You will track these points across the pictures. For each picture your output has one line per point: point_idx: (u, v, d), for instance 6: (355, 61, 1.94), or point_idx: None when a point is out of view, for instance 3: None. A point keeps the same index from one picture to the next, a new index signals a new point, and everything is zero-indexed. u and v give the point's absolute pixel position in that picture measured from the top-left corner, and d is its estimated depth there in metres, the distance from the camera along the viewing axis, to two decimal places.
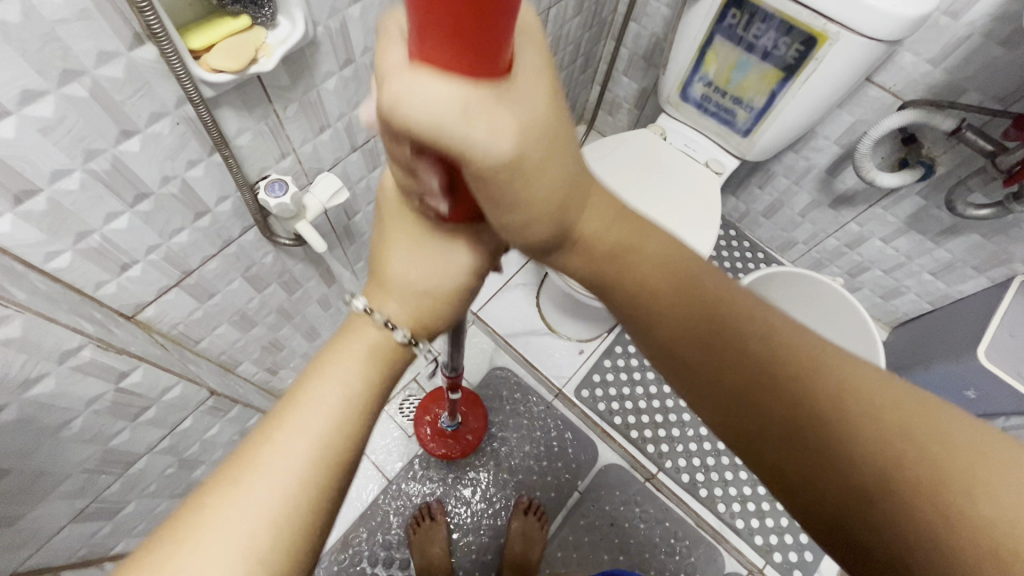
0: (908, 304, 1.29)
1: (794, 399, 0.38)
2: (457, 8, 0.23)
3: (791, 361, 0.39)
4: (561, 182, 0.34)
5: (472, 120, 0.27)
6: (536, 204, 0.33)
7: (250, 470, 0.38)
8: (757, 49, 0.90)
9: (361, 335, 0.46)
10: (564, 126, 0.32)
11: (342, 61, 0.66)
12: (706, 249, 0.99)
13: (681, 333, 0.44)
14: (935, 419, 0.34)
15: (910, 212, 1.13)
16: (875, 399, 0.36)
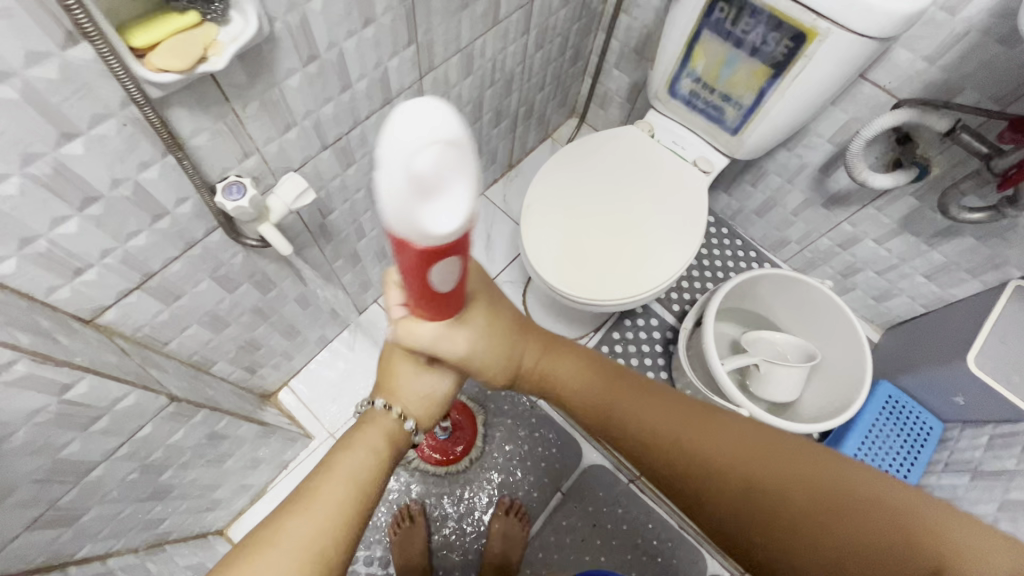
0: (901, 306, 1.27)
1: (742, 487, 0.52)
2: (421, 292, 0.40)
3: (742, 465, 0.53)
4: (499, 353, 0.59)
5: (444, 340, 0.53)
6: (486, 363, 0.58)
7: (301, 509, 0.54)
8: (745, 45, 0.87)
9: (376, 425, 0.62)
10: (500, 312, 0.59)
11: (305, 57, 0.64)
12: (692, 252, 0.97)
13: (669, 465, 0.56)
14: (838, 466, 0.50)
15: (904, 213, 1.10)
16: (770, 471, 0.51)
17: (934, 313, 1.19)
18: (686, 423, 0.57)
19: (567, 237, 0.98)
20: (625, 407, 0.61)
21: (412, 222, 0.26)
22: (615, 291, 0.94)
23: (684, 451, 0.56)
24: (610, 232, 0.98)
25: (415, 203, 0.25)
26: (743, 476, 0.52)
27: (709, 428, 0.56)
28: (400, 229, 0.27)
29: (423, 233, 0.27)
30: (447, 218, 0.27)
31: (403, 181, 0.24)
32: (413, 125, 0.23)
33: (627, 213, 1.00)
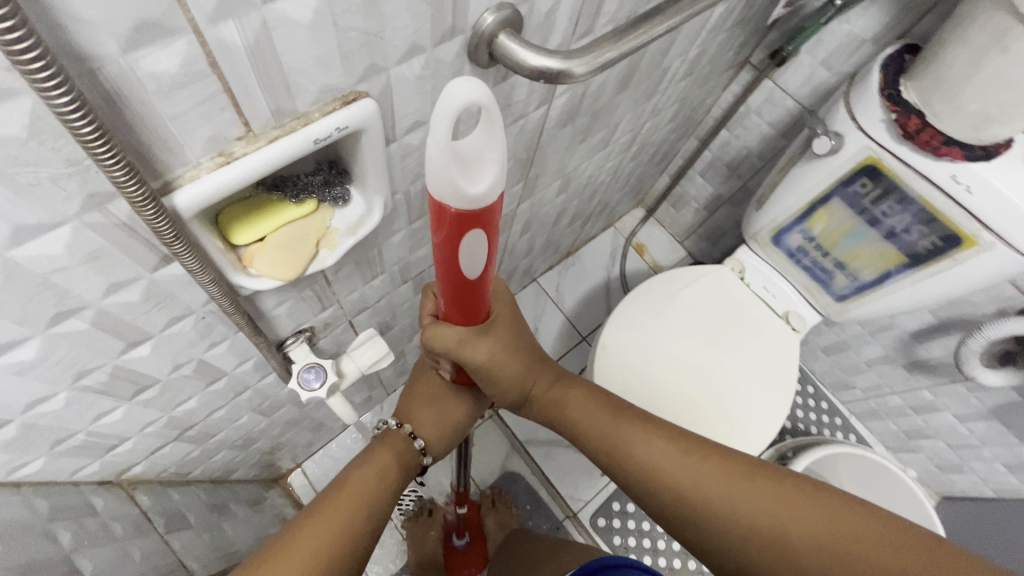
0: (967, 483, 1.18)
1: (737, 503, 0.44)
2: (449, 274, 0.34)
3: (741, 483, 0.45)
4: (520, 372, 0.51)
5: (465, 343, 0.44)
6: (502, 380, 0.50)
7: (318, 519, 0.45)
8: (881, 226, 0.78)
9: (389, 444, 0.56)
10: (520, 322, 0.51)
11: (415, 216, 0.54)
12: (776, 425, 0.88)
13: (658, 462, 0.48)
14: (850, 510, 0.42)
15: (999, 403, 1.00)
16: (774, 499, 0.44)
17: (1008, 504, 1.10)
18: (690, 454, 0.48)
19: (640, 388, 0.89)
20: (619, 427, 0.52)
21: (448, 182, 0.24)
22: None
23: (675, 465, 0.48)
24: (684, 391, 0.89)
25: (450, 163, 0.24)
26: (752, 503, 0.44)
27: (716, 457, 0.48)
28: (435, 189, 0.25)
29: (455, 195, 0.25)
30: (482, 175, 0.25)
31: (442, 147, 0.23)
32: (457, 86, 0.21)
33: (704, 364, 0.91)
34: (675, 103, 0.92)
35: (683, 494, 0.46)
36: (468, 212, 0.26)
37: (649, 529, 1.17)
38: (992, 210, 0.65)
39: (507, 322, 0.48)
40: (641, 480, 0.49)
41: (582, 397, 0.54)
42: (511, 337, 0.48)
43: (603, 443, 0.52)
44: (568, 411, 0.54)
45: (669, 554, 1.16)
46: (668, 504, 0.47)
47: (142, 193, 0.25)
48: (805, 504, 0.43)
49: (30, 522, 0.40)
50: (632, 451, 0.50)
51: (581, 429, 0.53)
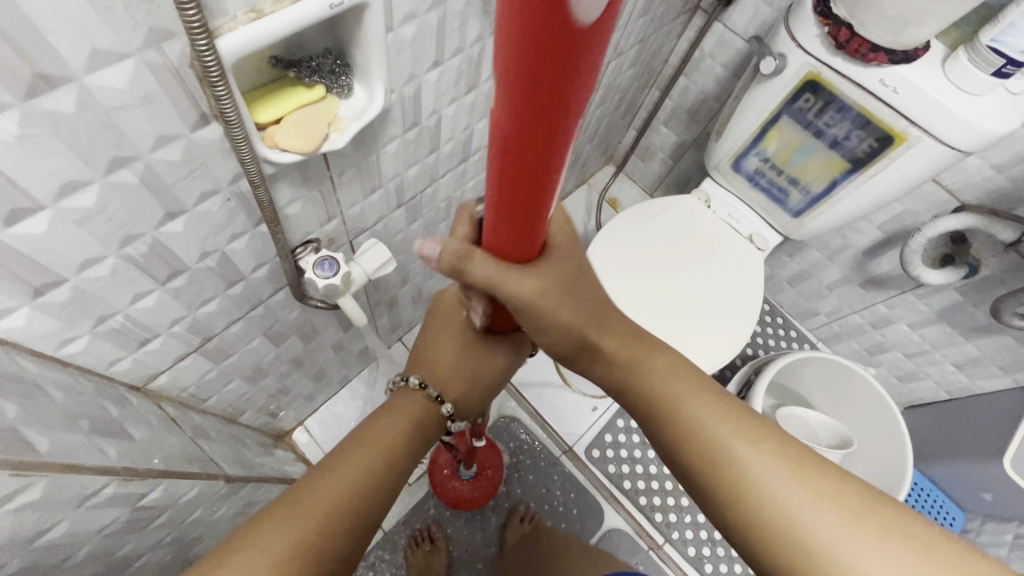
0: (925, 390, 1.28)
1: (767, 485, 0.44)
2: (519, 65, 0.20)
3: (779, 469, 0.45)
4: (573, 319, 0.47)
5: (510, 276, 0.40)
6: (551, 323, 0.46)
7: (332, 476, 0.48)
8: (826, 137, 0.87)
9: (406, 406, 0.57)
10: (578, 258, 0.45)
11: (408, 124, 0.60)
12: (747, 332, 0.96)
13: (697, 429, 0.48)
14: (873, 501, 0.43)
15: (945, 305, 1.11)
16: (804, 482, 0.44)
17: (961, 402, 1.21)
18: (730, 422, 0.48)
19: (621, 306, 0.95)
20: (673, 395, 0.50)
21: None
22: None
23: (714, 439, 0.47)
24: (661, 306, 0.96)
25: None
26: (786, 484, 0.44)
27: (780, 448, 0.46)
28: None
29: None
30: None
31: None
32: None
33: (682, 291, 0.98)
34: (635, 45, 0.99)
35: (710, 458, 0.46)
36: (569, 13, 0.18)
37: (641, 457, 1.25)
38: (917, 105, 0.74)
39: (559, 268, 0.44)
40: (690, 451, 0.47)
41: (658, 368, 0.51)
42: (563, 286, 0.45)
43: (647, 389, 0.51)
44: (627, 363, 0.51)
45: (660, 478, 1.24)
46: (700, 463, 0.47)
47: (199, 22, 0.31)
48: (839, 493, 0.43)
49: (82, 391, 0.44)
50: (675, 405, 0.49)
51: (635, 376, 0.51)
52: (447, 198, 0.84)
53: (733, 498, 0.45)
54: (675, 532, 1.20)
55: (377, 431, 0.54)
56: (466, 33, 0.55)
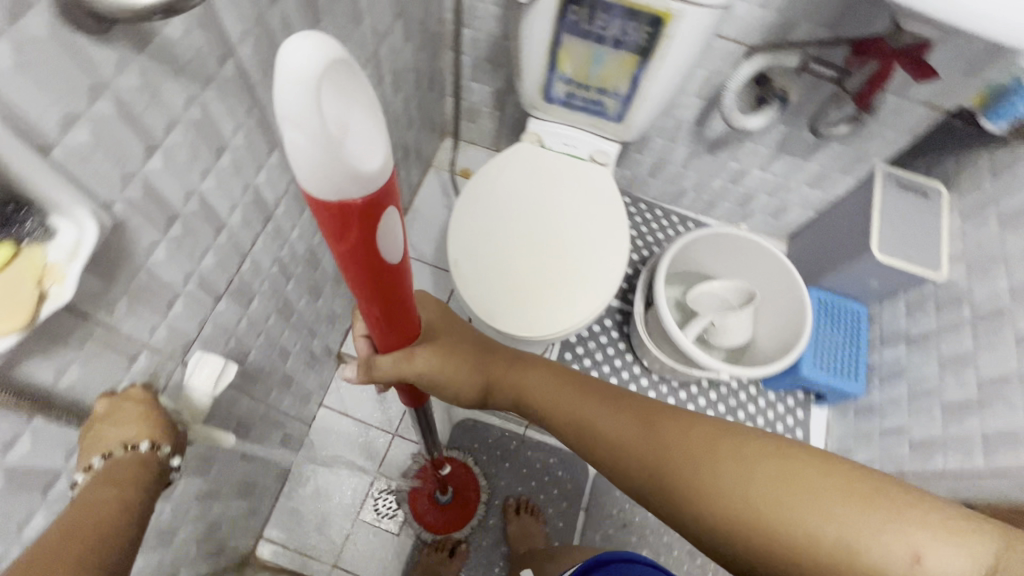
0: (796, 216, 1.39)
1: (705, 482, 0.47)
2: None
3: (707, 442, 0.49)
4: (461, 374, 0.59)
5: None
6: (454, 374, 0.59)
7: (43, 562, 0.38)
8: (607, 39, 0.87)
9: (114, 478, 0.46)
10: (447, 322, 0.61)
11: (164, 222, 0.52)
12: (625, 247, 0.98)
13: (622, 425, 0.54)
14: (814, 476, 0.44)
15: (778, 139, 1.19)
16: (749, 488, 0.44)
17: (826, 213, 1.32)
18: (676, 424, 0.52)
19: (504, 277, 0.93)
20: (592, 413, 0.57)
21: (336, 178, 0.25)
22: (571, 322, 0.91)
23: (639, 445, 0.52)
24: (533, 257, 0.95)
25: (349, 156, 0.25)
26: (741, 470, 0.46)
27: (707, 430, 0.50)
28: (330, 186, 0.26)
29: (353, 179, 0.26)
30: (369, 163, 0.27)
31: (314, 122, 0.23)
32: (295, 53, 0.23)
33: (553, 237, 0.97)
34: (397, 20, 0.93)
35: (707, 496, 0.46)
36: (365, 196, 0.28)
37: None
38: None
39: (436, 336, 0.59)
40: (619, 463, 0.53)
41: (541, 375, 0.62)
42: (448, 346, 0.59)
43: (574, 418, 0.58)
44: (517, 386, 0.62)
45: None
46: (675, 489, 0.48)
47: None
48: (777, 461, 0.45)
49: None
50: (647, 453, 0.51)
51: (550, 407, 0.60)
52: (275, 261, 0.76)
53: (681, 496, 0.48)
54: None
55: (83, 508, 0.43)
56: (167, 103, 0.47)
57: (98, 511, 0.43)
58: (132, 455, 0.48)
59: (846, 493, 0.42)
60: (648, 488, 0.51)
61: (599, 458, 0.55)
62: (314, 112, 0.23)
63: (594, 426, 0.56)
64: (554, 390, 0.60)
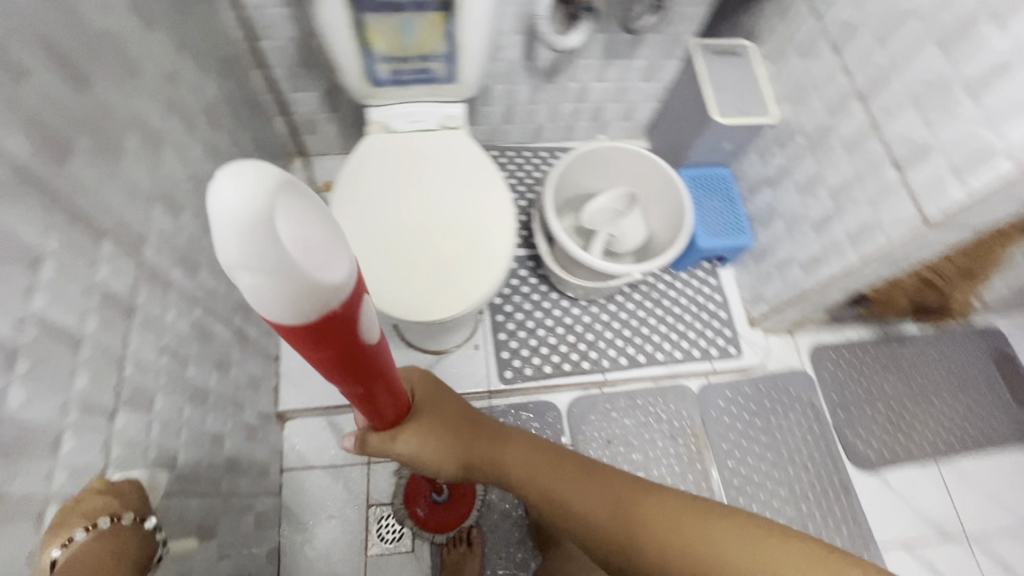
0: (645, 112, 1.48)
1: (657, 535, 0.57)
2: None
3: (661, 504, 0.59)
4: (447, 446, 0.67)
5: None
6: (442, 446, 0.66)
7: None
8: (407, 6, 0.86)
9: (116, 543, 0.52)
10: (436, 391, 0.69)
11: (7, 362, 0.45)
12: (508, 197, 0.99)
13: (586, 490, 0.64)
14: (751, 531, 0.53)
15: (601, 48, 1.24)
16: (698, 540, 0.54)
17: (667, 99, 1.42)
18: (635, 491, 0.62)
19: (406, 269, 0.91)
20: (563, 483, 0.66)
21: (299, 301, 0.27)
22: (486, 286, 0.92)
23: (602, 510, 0.62)
24: (425, 242, 0.94)
25: (308, 274, 0.27)
26: (690, 527, 0.56)
27: (663, 495, 0.60)
28: (289, 307, 0.28)
29: (314, 293, 0.28)
30: (328, 276, 0.28)
31: (268, 254, 0.25)
32: (230, 193, 0.24)
33: (437, 214, 0.96)
34: (183, 56, 0.85)
35: (663, 551, 0.56)
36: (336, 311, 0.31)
37: (540, 340, 1.30)
38: None
39: (427, 413, 0.66)
40: (585, 528, 0.63)
41: (519, 449, 0.70)
42: (435, 422, 0.66)
43: (545, 488, 0.67)
44: (497, 460, 0.70)
45: (564, 339, 1.32)
46: (632, 544, 0.58)
47: None
48: (722, 520, 0.55)
49: None
50: (608, 515, 0.61)
51: (523, 479, 0.69)
52: (162, 350, 0.70)
53: (638, 542, 0.57)
54: (606, 362, 1.31)
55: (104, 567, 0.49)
56: None
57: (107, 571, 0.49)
58: (129, 527, 0.54)
59: (780, 547, 0.52)
60: (611, 543, 0.60)
61: (567, 521, 0.65)
62: (264, 248, 0.24)
63: (563, 495, 0.65)
64: (532, 458, 0.70)
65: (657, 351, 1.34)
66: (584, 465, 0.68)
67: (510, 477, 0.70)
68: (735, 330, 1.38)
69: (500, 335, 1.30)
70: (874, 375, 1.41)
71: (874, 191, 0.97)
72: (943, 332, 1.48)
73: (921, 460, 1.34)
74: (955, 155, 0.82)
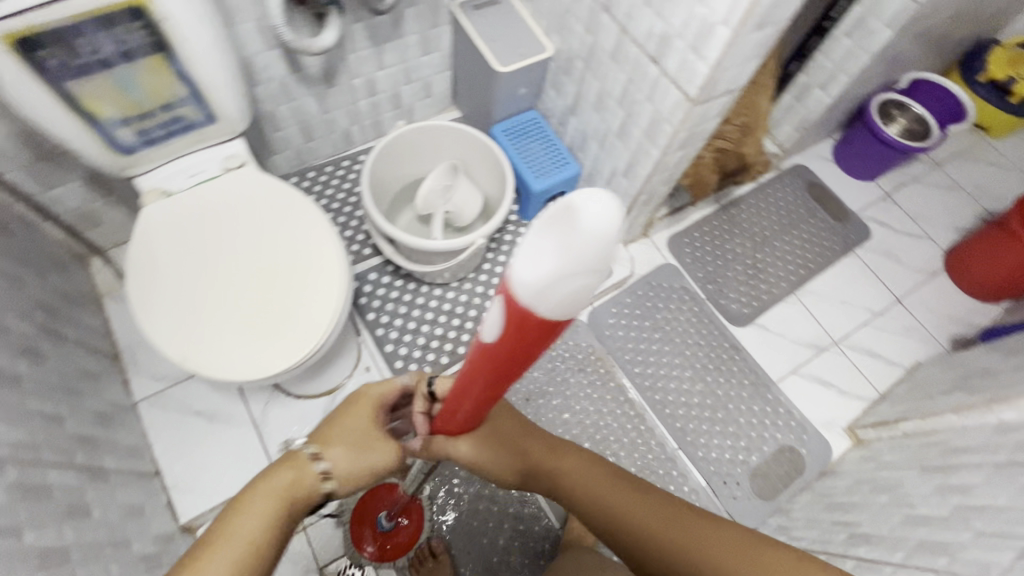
0: (441, 83, 1.48)
1: (683, 550, 0.65)
2: None
3: (694, 526, 0.67)
4: (506, 457, 0.73)
5: None
6: (501, 454, 0.72)
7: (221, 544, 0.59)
8: (113, 59, 0.77)
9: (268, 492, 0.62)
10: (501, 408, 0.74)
11: None
12: (322, 216, 0.95)
13: (626, 504, 0.71)
14: (769, 553, 0.62)
15: (365, 36, 1.21)
16: (721, 553, 0.63)
17: (455, 64, 1.43)
18: (671, 512, 0.69)
19: (239, 328, 0.85)
20: (606, 496, 0.72)
21: (539, 293, 0.29)
22: (330, 311, 0.87)
23: (640, 521, 0.69)
24: (251, 293, 0.88)
25: (567, 298, 0.29)
26: (715, 544, 0.64)
27: (700, 518, 0.68)
28: (538, 291, 0.29)
29: (550, 298, 0.29)
30: (566, 305, 0.30)
31: (573, 253, 0.26)
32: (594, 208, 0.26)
33: (254, 259, 0.90)
34: None
35: (687, 559, 0.65)
36: (555, 321, 0.31)
37: (427, 335, 1.30)
38: None
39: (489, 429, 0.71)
40: (619, 536, 0.70)
41: (574, 463, 0.75)
42: (489, 435, 0.71)
43: (590, 500, 0.73)
44: (551, 471, 0.75)
45: (449, 325, 1.32)
46: (656, 551, 0.67)
47: None
48: (749, 544, 0.63)
49: None
50: (646, 529, 0.68)
51: (574, 491, 0.74)
52: None
53: (661, 544, 0.67)
54: None
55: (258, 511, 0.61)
56: None
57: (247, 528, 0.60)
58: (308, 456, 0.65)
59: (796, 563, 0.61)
60: (637, 549, 0.68)
61: (603, 528, 0.72)
62: (581, 250, 0.26)
63: (601, 509, 0.72)
64: (579, 471, 0.75)
65: None
66: (628, 483, 0.74)
67: (557, 482, 0.75)
68: None
69: (387, 346, 1.28)
70: (724, 243, 1.57)
71: (646, 89, 1.06)
72: (763, 184, 1.68)
73: (782, 297, 1.52)
74: (687, 35, 0.91)
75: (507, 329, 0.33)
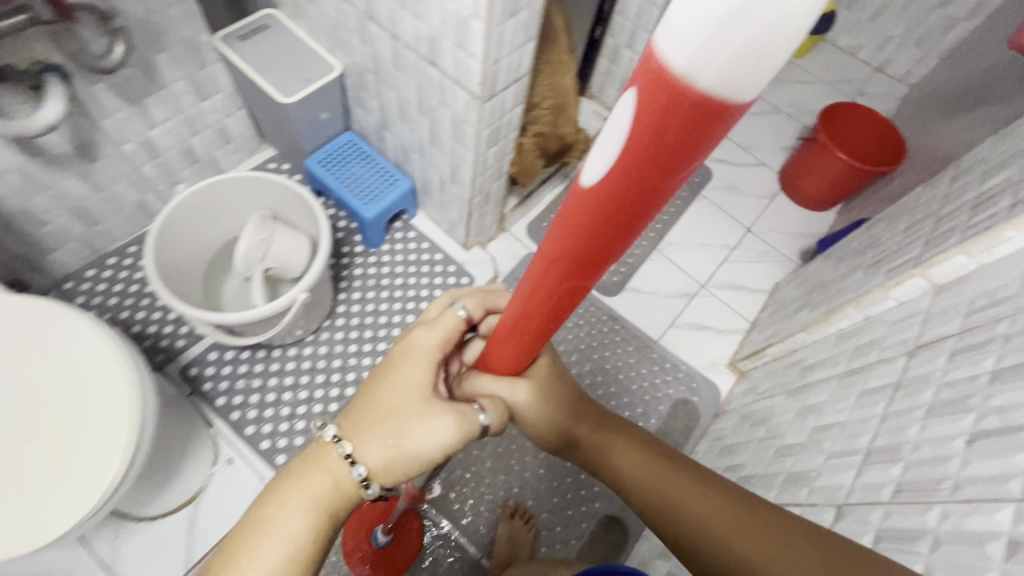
0: (240, 124, 1.34)
1: (715, 527, 0.59)
2: None
3: (741, 508, 0.60)
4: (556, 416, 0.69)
5: None
6: (544, 412, 0.67)
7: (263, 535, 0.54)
8: None
9: (321, 473, 0.57)
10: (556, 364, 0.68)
11: None
12: (96, 324, 0.82)
13: (662, 482, 0.66)
14: (831, 548, 0.54)
15: (114, 98, 1.05)
16: (761, 543, 0.56)
17: (247, 102, 1.29)
18: (719, 492, 0.63)
19: (22, 485, 0.73)
20: (649, 468, 0.68)
21: (691, 22, 0.20)
22: (128, 432, 0.76)
23: (673, 493, 0.64)
24: (32, 438, 0.76)
25: (748, 37, 0.19)
26: (759, 531, 0.57)
27: (759, 506, 0.60)
28: (703, 61, 0.20)
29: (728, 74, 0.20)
30: (747, 86, 0.21)
31: None
32: None
33: (26, 398, 0.77)
34: None
35: (719, 539, 0.59)
36: (713, 103, 0.22)
37: (290, 403, 1.18)
38: None
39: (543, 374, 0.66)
40: (655, 512, 0.65)
41: (624, 438, 0.71)
42: (541, 384, 0.66)
43: (629, 470, 0.69)
44: (596, 440, 0.71)
45: (313, 384, 1.21)
46: (686, 529, 0.62)
47: None
48: (804, 535, 0.56)
49: None
50: (681, 501, 0.63)
51: (615, 463, 0.70)
52: None
53: (688, 520, 0.62)
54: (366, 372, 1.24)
55: (300, 502, 0.55)
56: None
57: (294, 518, 0.55)
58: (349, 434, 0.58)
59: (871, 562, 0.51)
60: (668, 522, 0.64)
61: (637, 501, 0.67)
62: None
63: (637, 483, 0.68)
64: (624, 441, 0.71)
65: (404, 327, 1.29)
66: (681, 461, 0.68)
67: (593, 451, 0.72)
68: (458, 261, 1.40)
69: (247, 429, 1.15)
70: None
71: (436, 93, 0.99)
72: None
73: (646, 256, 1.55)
74: (449, 33, 0.85)
75: (632, 122, 0.25)
